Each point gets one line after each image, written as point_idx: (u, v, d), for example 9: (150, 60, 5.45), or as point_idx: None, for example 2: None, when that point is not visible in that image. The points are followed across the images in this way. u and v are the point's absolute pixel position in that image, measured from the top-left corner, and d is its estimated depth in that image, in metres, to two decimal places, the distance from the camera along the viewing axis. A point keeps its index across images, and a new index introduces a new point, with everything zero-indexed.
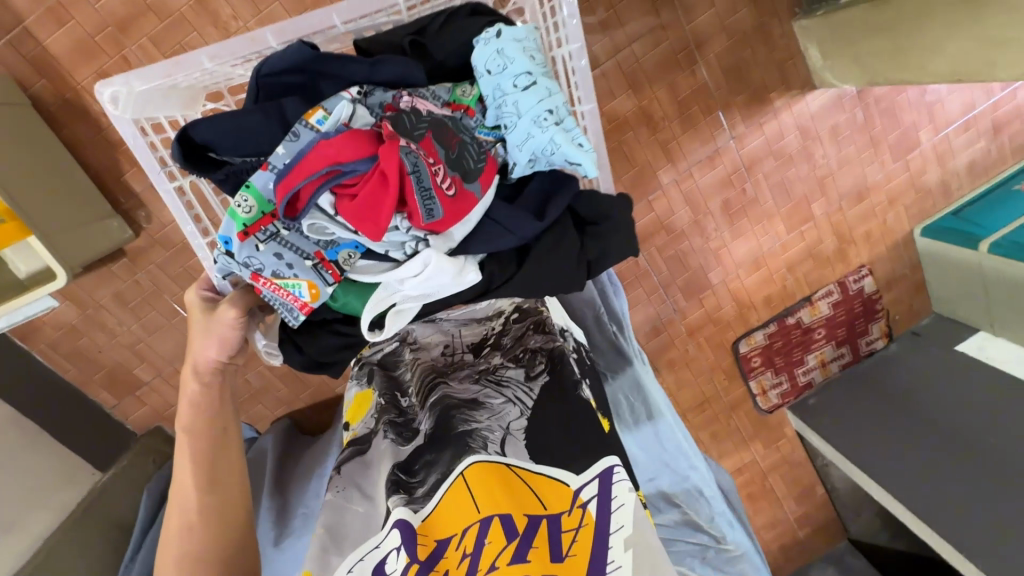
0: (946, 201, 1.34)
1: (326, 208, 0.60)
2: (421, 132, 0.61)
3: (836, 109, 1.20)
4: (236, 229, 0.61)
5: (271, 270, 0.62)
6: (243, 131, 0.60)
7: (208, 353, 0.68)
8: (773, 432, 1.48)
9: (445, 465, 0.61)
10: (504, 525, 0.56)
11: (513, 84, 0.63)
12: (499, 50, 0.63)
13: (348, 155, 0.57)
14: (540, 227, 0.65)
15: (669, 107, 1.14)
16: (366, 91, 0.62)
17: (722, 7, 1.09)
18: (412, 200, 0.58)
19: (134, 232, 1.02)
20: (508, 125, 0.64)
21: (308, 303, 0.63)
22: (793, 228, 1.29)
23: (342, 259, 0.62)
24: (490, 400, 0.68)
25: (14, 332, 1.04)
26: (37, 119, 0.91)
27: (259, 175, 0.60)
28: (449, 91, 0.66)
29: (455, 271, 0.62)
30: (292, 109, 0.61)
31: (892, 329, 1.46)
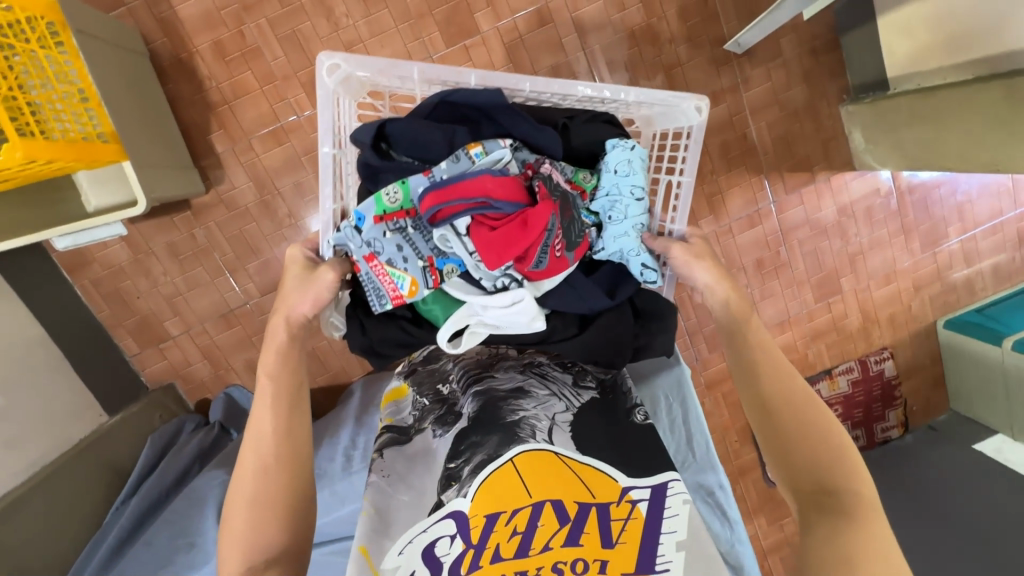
0: (970, 299, 1.38)
1: (459, 227, 0.69)
2: (554, 197, 0.69)
3: (872, 193, 1.28)
4: (374, 211, 0.69)
5: (387, 256, 0.70)
6: (419, 141, 0.69)
7: (300, 308, 0.69)
8: (780, 508, 1.41)
9: (492, 448, 0.64)
10: (555, 509, 0.59)
11: (629, 191, 0.73)
12: (630, 159, 0.73)
13: (501, 194, 0.66)
14: (609, 304, 0.75)
15: (718, 163, 1.22)
16: (517, 146, 0.73)
17: (779, 82, 1.19)
18: (532, 251, 0.67)
19: (205, 187, 1.07)
20: (613, 219, 0.74)
21: (403, 295, 0.71)
22: (821, 298, 1.33)
23: (446, 270, 0.71)
24: (534, 390, 0.72)
25: (66, 261, 1.07)
26: (148, 69, 0.99)
27: (417, 177, 0.70)
28: (573, 171, 0.77)
29: (531, 317, 0.70)
30: (461, 139, 0.71)
31: (908, 421, 1.45)
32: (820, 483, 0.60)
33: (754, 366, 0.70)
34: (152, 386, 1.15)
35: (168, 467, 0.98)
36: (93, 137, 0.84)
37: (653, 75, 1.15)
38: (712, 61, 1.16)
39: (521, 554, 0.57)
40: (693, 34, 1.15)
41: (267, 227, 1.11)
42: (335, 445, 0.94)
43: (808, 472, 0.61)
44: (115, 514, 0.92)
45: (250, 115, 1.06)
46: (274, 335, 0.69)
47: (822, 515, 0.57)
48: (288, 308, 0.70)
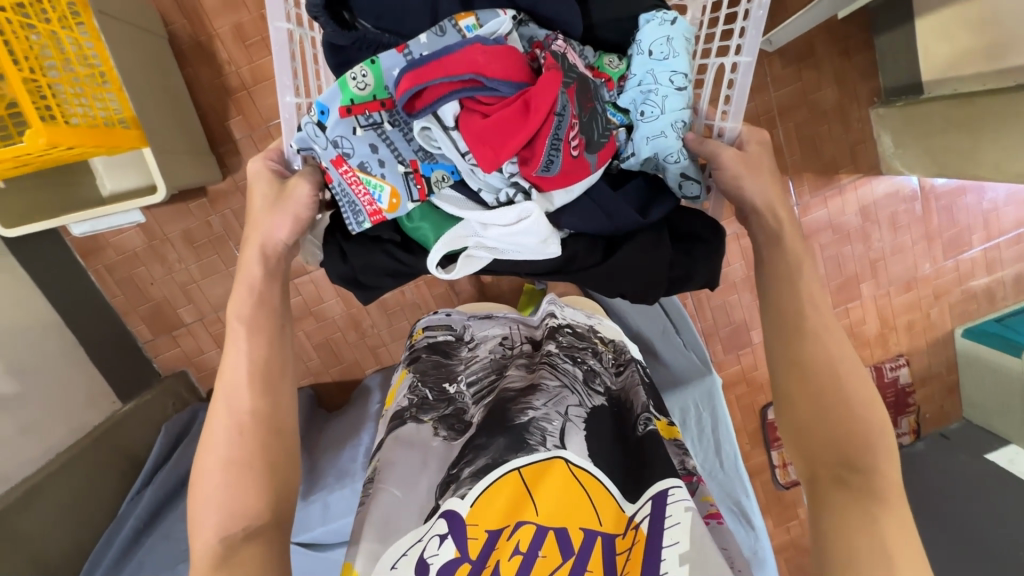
0: (989, 308, 1.36)
1: (446, 119, 0.61)
2: (570, 80, 0.62)
3: (899, 197, 1.26)
4: (340, 103, 0.64)
5: (360, 159, 0.65)
6: (392, 10, 0.63)
7: (278, 233, 0.67)
8: (787, 510, 1.41)
9: (496, 452, 0.60)
10: (561, 539, 0.56)
11: (668, 79, 0.67)
12: (669, 38, 0.66)
13: (493, 71, 0.59)
14: (640, 223, 0.68)
15: None
16: (522, 20, 0.65)
17: (809, 81, 1.16)
18: (540, 145, 0.61)
19: (221, 174, 1.05)
20: (646, 114, 0.68)
21: (382, 211, 0.67)
22: (839, 303, 1.32)
23: (434, 177, 0.67)
24: (546, 382, 0.67)
25: (80, 247, 1.06)
26: (168, 52, 0.97)
27: (390, 55, 0.62)
28: (596, 57, 0.71)
29: (543, 237, 0.65)
30: (444, 10, 0.64)
31: (920, 428, 1.44)
32: (846, 459, 0.57)
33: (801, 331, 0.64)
34: (165, 373, 1.15)
35: (182, 457, 0.97)
36: (114, 122, 0.83)
37: None
38: None
39: None
40: None
41: None
42: (357, 446, 0.95)
43: (833, 445, 0.59)
44: (130, 504, 0.90)
45: (269, 102, 1.04)
46: (257, 261, 0.67)
47: (845, 490, 0.56)
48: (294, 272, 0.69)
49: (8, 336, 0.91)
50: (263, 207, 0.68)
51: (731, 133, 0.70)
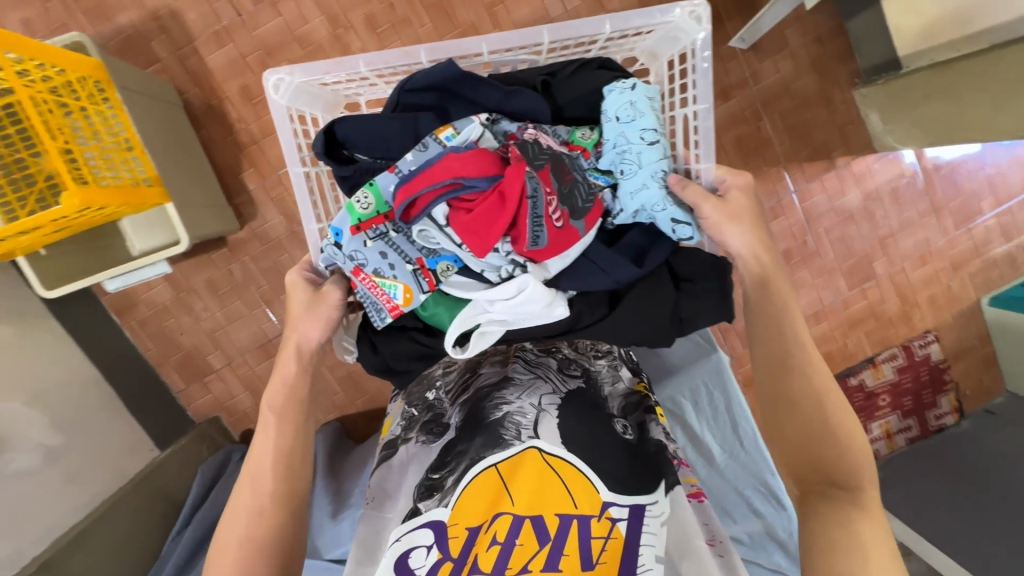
0: (1014, 274, 1.33)
1: (438, 219, 0.68)
2: (541, 162, 0.68)
3: (897, 173, 1.26)
4: (349, 223, 0.70)
5: (373, 267, 0.70)
6: (382, 135, 0.71)
7: (312, 333, 0.74)
8: None
9: (475, 452, 0.69)
10: (541, 527, 0.64)
11: (639, 137, 0.70)
12: (632, 101, 0.70)
13: (469, 172, 0.66)
14: (637, 273, 0.71)
15: (735, 157, 1.22)
16: (494, 119, 0.72)
17: (787, 73, 1.20)
18: (522, 224, 0.67)
19: (239, 223, 1.12)
20: (625, 172, 0.71)
21: (400, 305, 0.71)
22: (854, 285, 1.30)
23: (439, 269, 0.71)
24: (519, 379, 0.76)
25: (115, 306, 1.13)
26: (183, 117, 1.06)
27: (384, 176, 0.69)
28: (569, 132, 0.76)
29: (547, 303, 0.69)
30: (425, 125, 0.71)
31: (963, 406, 1.39)
32: (829, 477, 0.65)
33: (784, 367, 0.71)
34: (199, 420, 1.19)
35: (217, 497, 0.99)
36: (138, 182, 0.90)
37: None
38: (716, 59, 1.18)
39: (499, 566, 0.62)
40: None
41: (300, 257, 1.14)
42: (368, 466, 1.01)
43: (812, 465, 0.66)
44: (173, 543, 0.96)
45: (278, 152, 1.12)
46: None
47: (828, 501, 0.64)
48: (314, 344, 0.75)
49: (52, 392, 0.97)
50: (300, 310, 0.74)
51: (710, 176, 0.74)
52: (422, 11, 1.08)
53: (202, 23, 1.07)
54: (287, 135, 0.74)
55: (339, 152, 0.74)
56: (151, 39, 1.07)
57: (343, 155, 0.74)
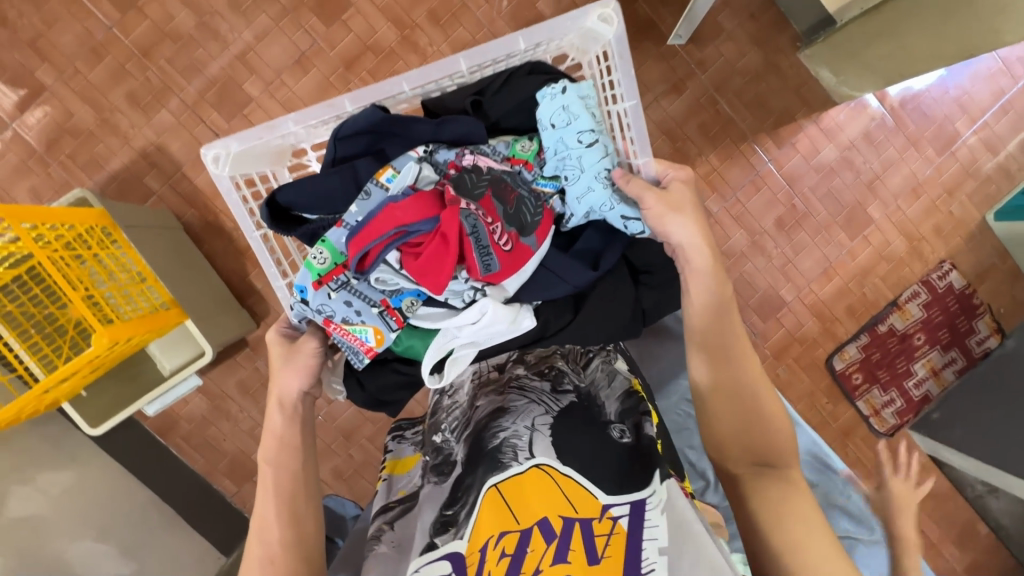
0: (1011, 184, 1.32)
1: (392, 263, 0.70)
2: (481, 190, 0.71)
3: (864, 119, 1.28)
4: (311, 279, 0.70)
5: (342, 315, 0.71)
6: (322, 194, 0.71)
7: (292, 385, 0.74)
8: (905, 460, 1.38)
9: (478, 480, 0.66)
10: (542, 530, 0.61)
11: (577, 140, 0.70)
12: (564, 105, 0.69)
13: (412, 217, 0.67)
14: (594, 276, 0.74)
15: (703, 143, 1.25)
16: (432, 150, 0.72)
17: (730, 54, 1.24)
18: (473, 257, 0.69)
19: (255, 321, 1.18)
20: (570, 178, 0.71)
21: (373, 347, 0.73)
22: (855, 234, 1.30)
23: (405, 306, 0.72)
24: (514, 403, 0.74)
25: (156, 428, 1.18)
26: (185, 239, 1.13)
27: (334, 231, 0.70)
28: (510, 146, 0.76)
29: (512, 319, 0.72)
30: (365, 171, 0.72)
31: (1002, 325, 1.36)
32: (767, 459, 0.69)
33: (725, 354, 0.71)
34: None
35: None
36: (157, 308, 0.99)
37: None
38: (661, 59, 1.22)
39: None
40: (636, 38, 1.22)
41: None
42: None
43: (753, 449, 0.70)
44: None
45: None
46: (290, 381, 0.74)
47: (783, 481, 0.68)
48: (295, 396, 0.74)
49: (118, 523, 1.01)
50: (280, 362, 0.74)
51: (650, 170, 0.72)
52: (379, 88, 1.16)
53: (186, 151, 1.15)
54: (241, 209, 0.72)
55: (286, 215, 0.73)
56: (144, 175, 1.16)
57: (288, 219, 0.73)
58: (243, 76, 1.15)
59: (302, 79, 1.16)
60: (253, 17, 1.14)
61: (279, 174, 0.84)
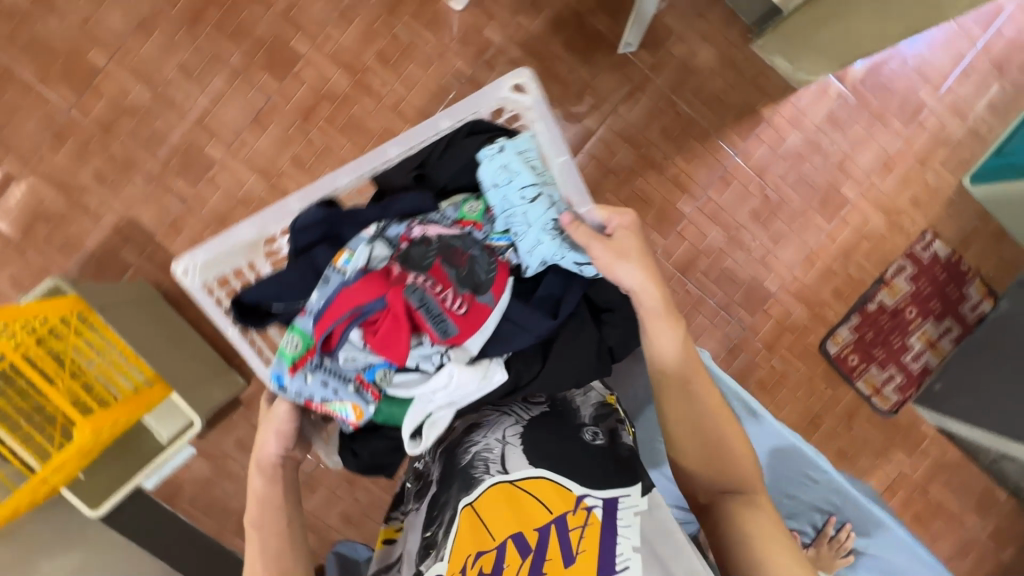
0: (984, 146, 1.30)
1: (356, 343, 0.70)
2: (430, 260, 0.72)
3: (826, 101, 1.27)
4: (286, 366, 0.70)
5: (320, 397, 0.70)
6: (285, 287, 0.73)
7: (269, 448, 0.73)
8: (913, 435, 1.37)
9: (453, 500, 0.68)
10: (517, 542, 0.63)
11: (519, 197, 0.74)
12: (503, 165, 0.75)
13: (365, 298, 0.68)
14: (555, 323, 0.73)
15: (667, 147, 1.25)
16: (384, 226, 0.74)
17: (682, 55, 1.23)
18: (429, 324, 0.69)
19: (246, 379, 1.19)
20: (519, 233, 0.74)
21: (354, 421, 0.71)
22: (832, 217, 1.30)
23: (379, 377, 0.71)
24: (487, 417, 0.76)
25: (163, 496, 1.19)
26: (167, 308, 1.14)
27: (300, 320, 0.71)
28: (458, 210, 0.78)
29: (482, 374, 0.70)
30: (323, 258, 0.74)
31: (993, 288, 1.35)
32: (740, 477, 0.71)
33: (687, 389, 0.71)
34: None
35: None
36: (139, 386, 0.99)
37: (569, 103, 1.22)
38: (614, 69, 1.22)
39: None
40: (587, 51, 1.21)
41: None
42: None
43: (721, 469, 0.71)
44: None
45: None
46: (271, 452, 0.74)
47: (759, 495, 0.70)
48: (273, 458, 0.73)
49: None
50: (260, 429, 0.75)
51: (595, 217, 0.72)
52: (339, 134, 1.17)
53: (157, 221, 1.16)
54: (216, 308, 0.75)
55: (257, 313, 0.75)
56: (119, 250, 1.16)
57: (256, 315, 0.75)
58: (203, 139, 1.16)
59: (262, 136, 1.17)
60: (206, 81, 1.15)
61: (258, 266, 0.84)
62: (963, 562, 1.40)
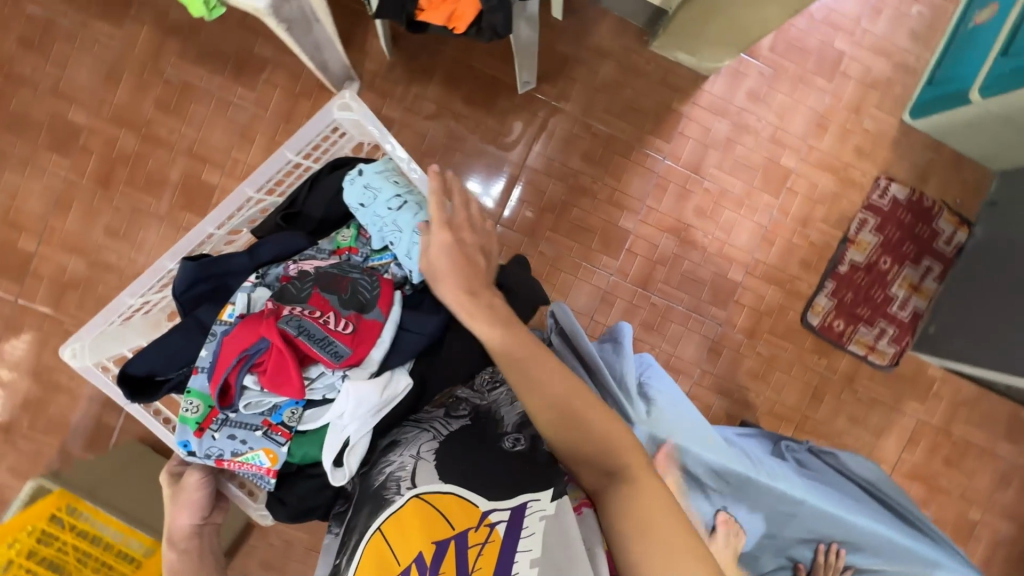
0: (915, 77, 1.26)
1: (251, 386, 0.75)
2: (308, 291, 0.78)
3: (741, 78, 1.24)
4: (193, 429, 0.78)
5: (232, 450, 0.78)
6: (168, 353, 0.78)
7: (181, 521, 0.79)
8: (922, 381, 1.33)
9: (362, 524, 0.64)
10: (418, 563, 0.58)
11: (387, 209, 0.84)
12: (366, 185, 0.85)
13: (247, 341, 0.73)
14: (440, 319, 0.80)
15: (594, 170, 1.23)
16: (263, 273, 0.83)
17: (584, 75, 1.21)
18: (316, 351, 0.74)
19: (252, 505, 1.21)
20: (394, 241, 0.84)
21: (271, 466, 0.77)
22: (779, 191, 1.26)
23: (286, 417, 0.77)
24: (407, 435, 0.74)
25: None
26: (157, 459, 1.17)
27: (194, 380, 0.77)
28: (334, 241, 0.89)
29: (379, 390, 0.75)
30: (207, 316, 0.81)
31: (965, 214, 1.30)
32: None
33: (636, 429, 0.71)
34: None
35: None
36: (140, 555, 0.98)
37: (484, 154, 1.21)
38: (520, 110, 1.21)
39: None
40: (488, 100, 1.20)
41: None
42: None
43: None
44: None
45: None
46: None
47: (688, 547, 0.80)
48: (186, 528, 0.79)
49: None
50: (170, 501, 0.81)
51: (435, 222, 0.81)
52: None
53: None
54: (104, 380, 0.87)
55: (148, 385, 0.80)
56: (101, 416, 1.19)
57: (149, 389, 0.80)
58: None
59: None
60: (131, 236, 1.16)
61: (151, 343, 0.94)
62: (1007, 492, 1.36)
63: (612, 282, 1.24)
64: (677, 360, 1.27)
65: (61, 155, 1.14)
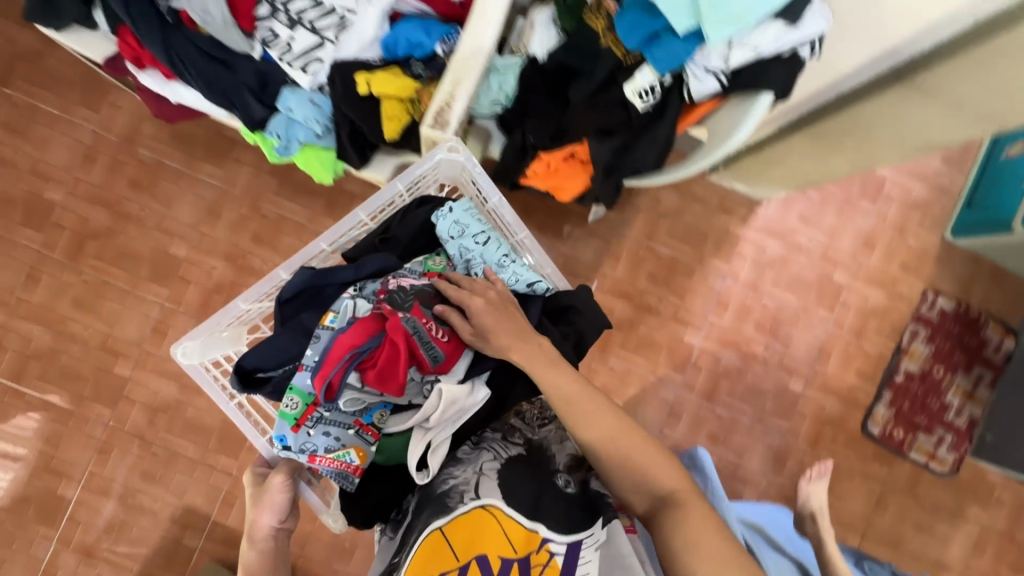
0: (952, 198, 1.35)
1: (355, 384, 0.72)
2: (411, 302, 0.75)
3: (791, 203, 1.33)
4: (289, 425, 0.74)
5: (324, 448, 0.73)
6: (277, 350, 0.75)
7: (264, 521, 0.77)
8: (983, 487, 1.35)
9: (422, 522, 0.69)
10: (480, 565, 0.64)
11: (475, 241, 0.81)
12: (457, 220, 0.81)
13: (360, 338, 0.71)
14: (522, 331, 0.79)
15: (658, 289, 1.30)
16: (360, 286, 0.77)
17: (647, 202, 1.31)
18: (420, 354, 0.72)
19: None
20: (478, 258, 0.81)
21: (359, 465, 0.74)
22: (833, 306, 1.33)
23: (376, 418, 0.74)
24: (466, 454, 0.75)
25: None
26: None
27: (298, 377, 0.74)
28: (424, 262, 0.82)
29: (468, 392, 0.74)
30: (309, 321, 0.76)
31: (1009, 324, 1.36)
32: None
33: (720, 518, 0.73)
34: None
35: None
36: None
37: None
38: (588, 233, 1.29)
39: None
40: (558, 225, 1.29)
41: None
42: None
43: None
44: None
45: (319, 552, 1.20)
46: None
47: None
48: (268, 530, 0.78)
49: None
50: (253, 499, 0.79)
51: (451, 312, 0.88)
52: None
53: (210, 501, 1.21)
54: (214, 385, 0.80)
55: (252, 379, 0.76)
56: (182, 537, 1.21)
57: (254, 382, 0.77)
58: None
59: None
60: None
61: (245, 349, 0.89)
62: None
63: (679, 395, 1.29)
64: (744, 470, 1.30)
65: (161, 285, 1.21)
